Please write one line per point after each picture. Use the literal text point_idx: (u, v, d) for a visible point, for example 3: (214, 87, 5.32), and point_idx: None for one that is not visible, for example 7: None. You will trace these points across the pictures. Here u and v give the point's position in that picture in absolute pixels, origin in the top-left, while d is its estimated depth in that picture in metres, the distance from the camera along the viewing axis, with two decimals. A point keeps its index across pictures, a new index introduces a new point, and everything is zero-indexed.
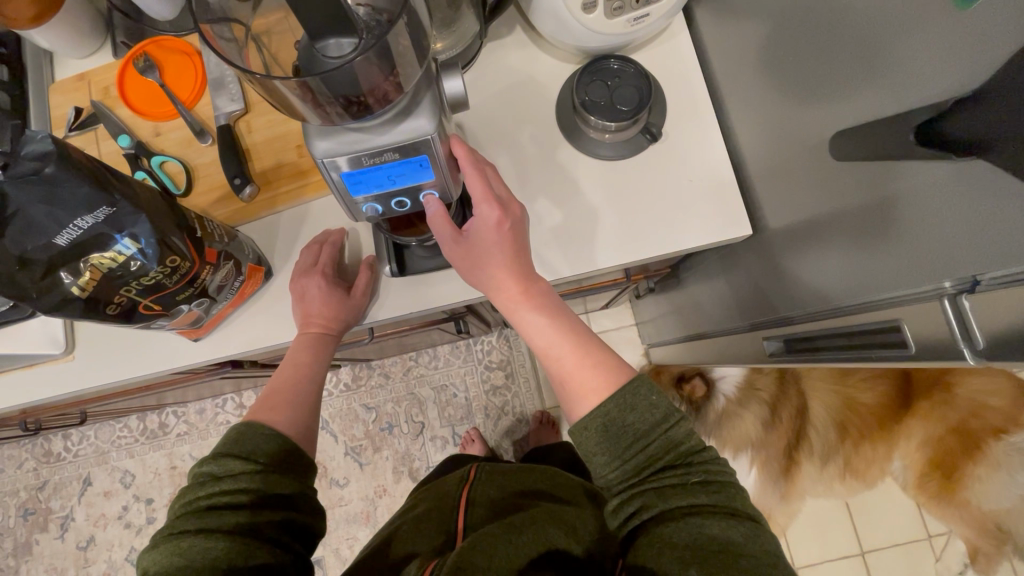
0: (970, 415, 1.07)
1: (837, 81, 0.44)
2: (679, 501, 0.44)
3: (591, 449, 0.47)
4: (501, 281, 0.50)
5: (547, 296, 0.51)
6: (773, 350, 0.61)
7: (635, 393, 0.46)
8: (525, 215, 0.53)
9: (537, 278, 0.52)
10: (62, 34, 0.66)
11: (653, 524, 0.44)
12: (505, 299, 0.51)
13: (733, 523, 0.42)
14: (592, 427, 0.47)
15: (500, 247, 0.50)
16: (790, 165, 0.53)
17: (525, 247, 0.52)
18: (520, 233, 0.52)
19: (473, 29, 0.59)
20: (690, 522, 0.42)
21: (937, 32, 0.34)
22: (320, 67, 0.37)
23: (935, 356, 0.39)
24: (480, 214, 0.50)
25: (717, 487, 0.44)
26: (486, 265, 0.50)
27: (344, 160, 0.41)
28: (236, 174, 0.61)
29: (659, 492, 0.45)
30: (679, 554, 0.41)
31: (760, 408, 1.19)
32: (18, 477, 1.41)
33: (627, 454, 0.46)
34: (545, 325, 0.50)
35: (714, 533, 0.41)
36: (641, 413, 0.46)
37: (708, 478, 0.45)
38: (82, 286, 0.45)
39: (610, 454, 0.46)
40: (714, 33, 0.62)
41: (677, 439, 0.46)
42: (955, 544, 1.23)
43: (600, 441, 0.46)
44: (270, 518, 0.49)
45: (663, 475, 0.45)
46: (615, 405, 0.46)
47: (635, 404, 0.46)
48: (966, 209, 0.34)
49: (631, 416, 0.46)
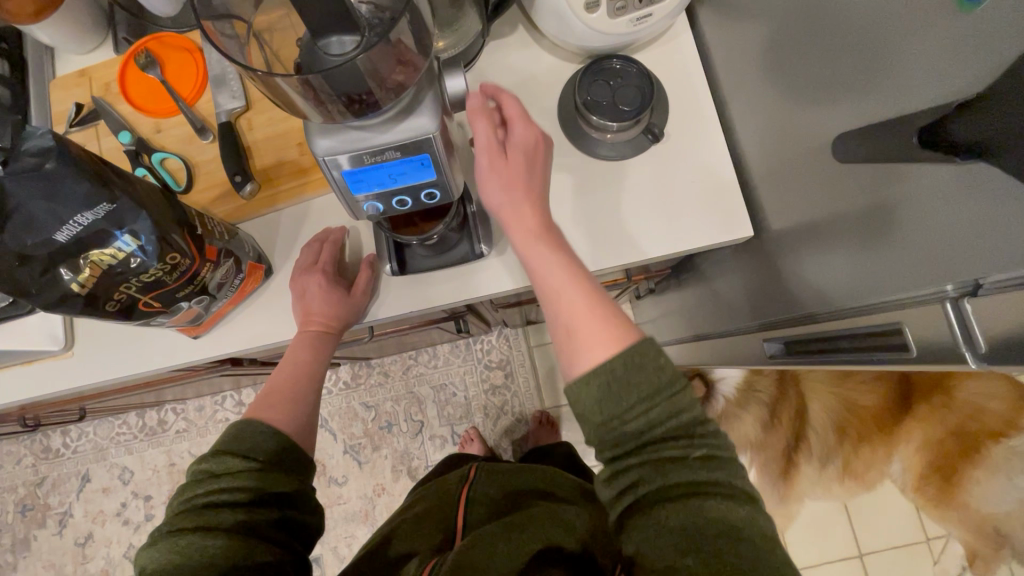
0: (969, 419, 1.05)
1: (840, 83, 0.43)
2: (679, 477, 0.42)
3: (587, 406, 0.44)
4: (516, 224, 0.50)
5: (557, 245, 0.50)
6: (773, 352, 0.61)
7: (640, 353, 0.44)
8: (544, 167, 0.53)
9: (551, 225, 0.51)
10: (63, 30, 0.66)
11: (651, 502, 0.43)
12: (524, 219, 0.50)
13: (734, 505, 0.42)
14: (592, 381, 0.44)
15: (515, 191, 0.50)
16: (792, 166, 0.52)
17: (540, 198, 0.51)
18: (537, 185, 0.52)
19: (476, 27, 0.59)
20: (688, 505, 0.41)
21: (941, 35, 0.34)
22: (322, 64, 0.37)
23: (936, 359, 0.39)
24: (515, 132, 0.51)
25: (718, 464, 0.43)
26: (514, 178, 0.50)
27: (345, 158, 0.41)
28: (236, 171, 0.61)
29: (658, 466, 0.43)
30: (676, 538, 0.40)
31: (760, 409, 1.21)
32: (17, 473, 1.41)
33: (627, 416, 0.43)
34: (552, 272, 0.49)
35: (713, 516, 0.41)
36: (646, 373, 0.44)
37: (709, 453, 0.43)
38: (81, 282, 0.45)
39: (608, 412, 0.44)
40: (717, 33, 0.62)
41: (680, 407, 0.44)
42: (954, 547, 1.23)
43: (598, 397, 0.44)
44: (268, 516, 0.49)
45: (664, 448, 0.43)
46: (622, 363, 0.44)
47: (642, 364, 0.44)
48: (968, 214, 0.34)
49: (635, 375, 0.43)
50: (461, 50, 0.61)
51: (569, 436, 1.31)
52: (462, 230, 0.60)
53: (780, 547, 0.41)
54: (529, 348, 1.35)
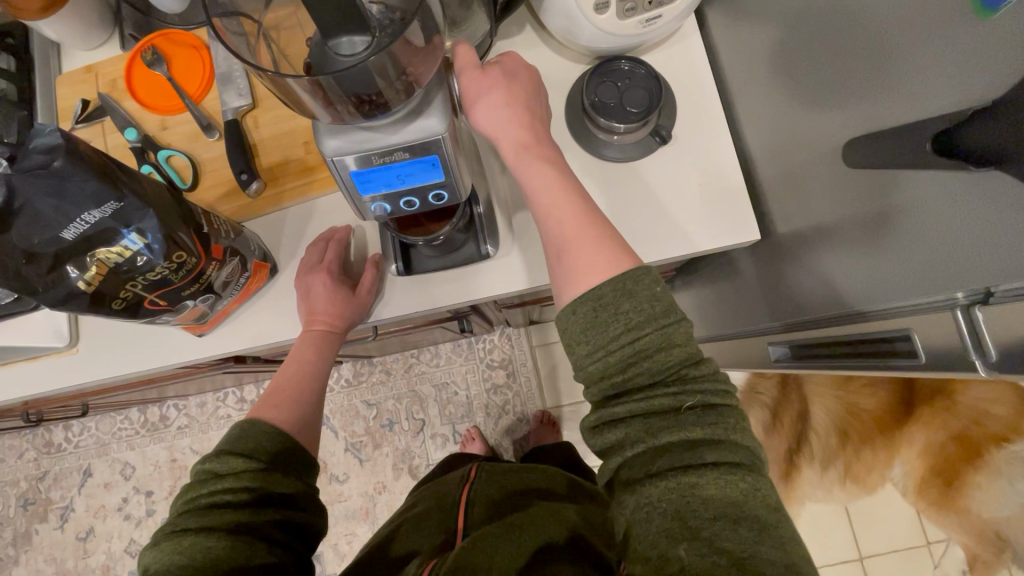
0: (972, 423, 1.03)
1: (851, 86, 0.43)
2: (671, 436, 0.42)
3: (576, 339, 0.45)
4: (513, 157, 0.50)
5: (552, 168, 0.51)
6: (779, 354, 0.62)
7: (632, 279, 0.44)
8: (528, 82, 0.53)
9: (551, 159, 0.52)
10: (71, 26, 0.66)
11: (642, 462, 0.42)
12: (513, 150, 0.51)
13: (733, 477, 0.40)
14: (581, 311, 0.45)
15: (502, 106, 0.50)
16: (800, 169, 0.52)
17: (540, 128, 0.52)
18: (536, 122, 0.52)
19: (484, 27, 0.59)
20: (682, 482, 0.40)
21: (955, 41, 0.34)
22: (332, 65, 0.37)
23: (946, 366, 0.39)
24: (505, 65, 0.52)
25: (715, 419, 0.42)
26: (503, 108, 0.50)
27: (354, 159, 0.41)
28: (242, 170, 0.61)
29: (648, 426, 0.43)
30: (670, 521, 0.40)
31: (761, 412, 1.23)
32: (18, 467, 1.41)
33: (614, 348, 0.43)
34: (549, 196, 0.50)
35: (710, 494, 0.40)
36: (638, 303, 0.44)
37: (704, 404, 0.42)
38: (88, 280, 0.45)
39: (596, 345, 0.44)
40: (726, 35, 0.62)
41: (673, 344, 0.43)
42: (954, 550, 1.21)
43: (587, 329, 0.44)
44: (270, 517, 0.49)
45: (654, 396, 0.43)
46: (613, 290, 0.44)
47: (632, 292, 0.44)
48: (981, 222, 0.34)
49: (625, 303, 0.44)
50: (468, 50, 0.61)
51: (570, 436, 1.31)
52: (469, 230, 0.59)
53: (784, 519, 0.40)
54: (531, 348, 1.35)
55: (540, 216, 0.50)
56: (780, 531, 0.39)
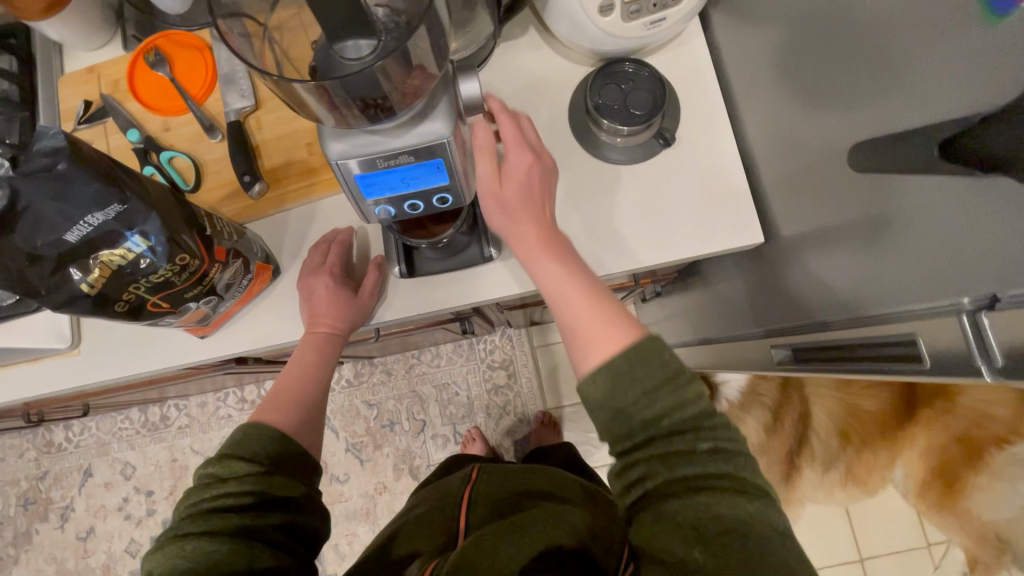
0: (974, 424, 1.04)
1: (857, 90, 0.43)
2: (685, 466, 0.42)
3: (595, 403, 0.45)
4: (519, 231, 0.51)
5: (561, 252, 0.50)
6: (781, 357, 0.61)
7: (645, 350, 0.44)
8: (544, 170, 0.53)
9: (558, 235, 0.52)
10: (73, 27, 0.66)
11: (661, 496, 0.43)
12: (523, 238, 0.51)
13: (747, 506, 0.41)
14: (599, 378, 0.45)
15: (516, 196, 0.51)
16: (805, 173, 0.52)
17: (550, 194, 0.53)
18: (546, 188, 0.53)
19: (488, 29, 0.59)
20: (695, 500, 0.41)
21: (963, 45, 0.34)
22: (338, 69, 0.37)
23: (950, 372, 0.39)
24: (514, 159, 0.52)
25: (729, 458, 0.43)
26: (516, 202, 0.51)
27: (358, 162, 0.40)
28: (245, 171, 0.61)
29: (665, 460, 0.43)
30: (683, 534, 0.40)
31: (762, 413, 1.21)
32: (19, 467, 1.41)
33: (633, 411, 0.43)
34: (561, 280, 0.49)
35: (721, 512, 0.40)
36: (653, 368, 0.44)
37: (719, 447, 0.43)
38: (92, 282, 0.44)
39: (616, 408, 0.44)
40: (730, 37, 0.62)
41: (688, 399, 0.44)
42: (954, 553, 1.22)
43: (606, 394, 0.44)
44: (274, 520, 0.49)
45: (672, 439, 0.43)
46: (627, 359, 0.44)
47: (646, 361, 0.44)
48: (988, 227, 0.34)
49: (640, 369, 0.44)
50: (472, 52, 0.61)
51: (571, 437, 1.31)
52: (472, 232, 0.59)
53: (791, 540, 0.41)
54: (532, 348, 1.35)
55: (552, 299, 0.49)
56: (789, 551, 0.40)
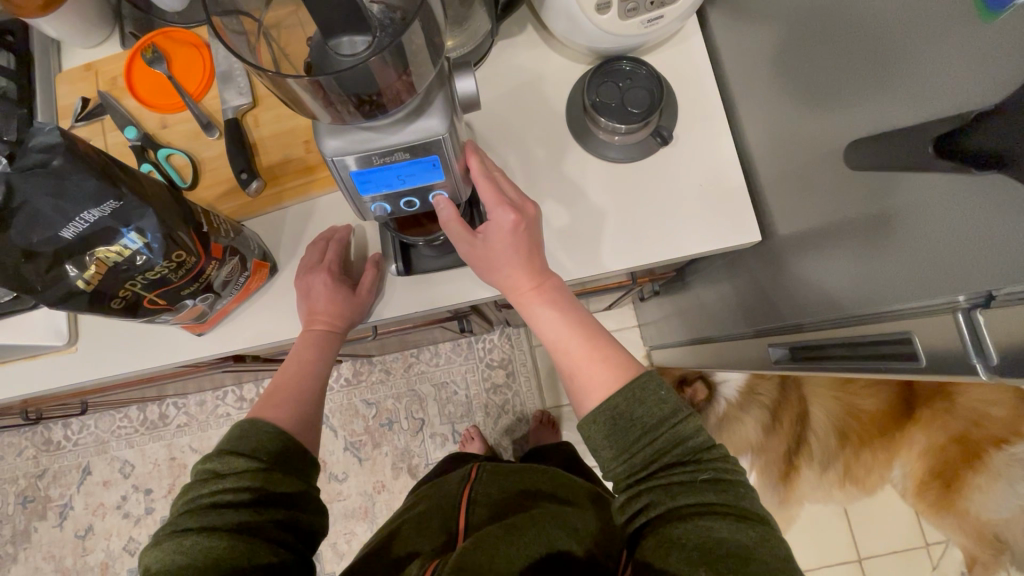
0: (973, 424, 1.00)
1: (853, 87, 0.43)
2: (688, 498, 0.44)
3: (598, 444, 0.48)
4: (513, 282, 0.52)
5: (557, 303, 0.52)
6: (778, 357, 0.61)
7: (640, 388, 0.47)
8: (528, 224, 0.52)
9: (549, 273, 0.53)
10: (70, 24, 0.66)
11: (664, 522, 0.44)
12: (516, 291, 0.52)
13: (745, 528, 0.41)
14: (600, 420, 0.47)
15: (506, 261, 0.51)
16: (802, 171, 0.52)
17: (538, 248, 0.53)
18: (534, 238, 0.52)
19: (485, 26, 0.59)
20: (699, 525, 0.42)
21: (959, 43, 0.33)
22: (333, 65, 0.37)
23: (945, 369, 0.39)
24: (495, 218, 0.50)
25: (726, 486, 0.44)
26: (503, 264, 0.51)
27: (354, 160, 0.41)
28: (242, 168, 0.61)
29: (666, 490, 0.45)
30: (690, 553, 0.40)
31: (761, 412, 1.22)
32: (18, 465, 1.41)
33: (636, 450, 0.46)
34: (558, 334, 0.52)
35: (723, 537, 0.41)
36: (649, 407, 0.47)
37: (717, 477, 0.45)
38: (87, 279, 0.44)
39: (619, 448, 0.47)
40: (728, 35, 0.62)
41: (685, 436, 0.46)
42: (952, 552, 1.24)
43: (608, 434, 0.47)
44: (272, 516, 0.49)
45: (672, 473, 0.45)
46: (625, 398, 0.47)
47: (642, 399, 0.47)
48: (988, 224, 0.34)
49: (638, 408, 0.47)
50: (469, 50, 0.60)
51: (570, 436, 1.31)
52: None
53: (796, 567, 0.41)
54: (531, 347, 1.35)
55: (551, 346, 0.52)
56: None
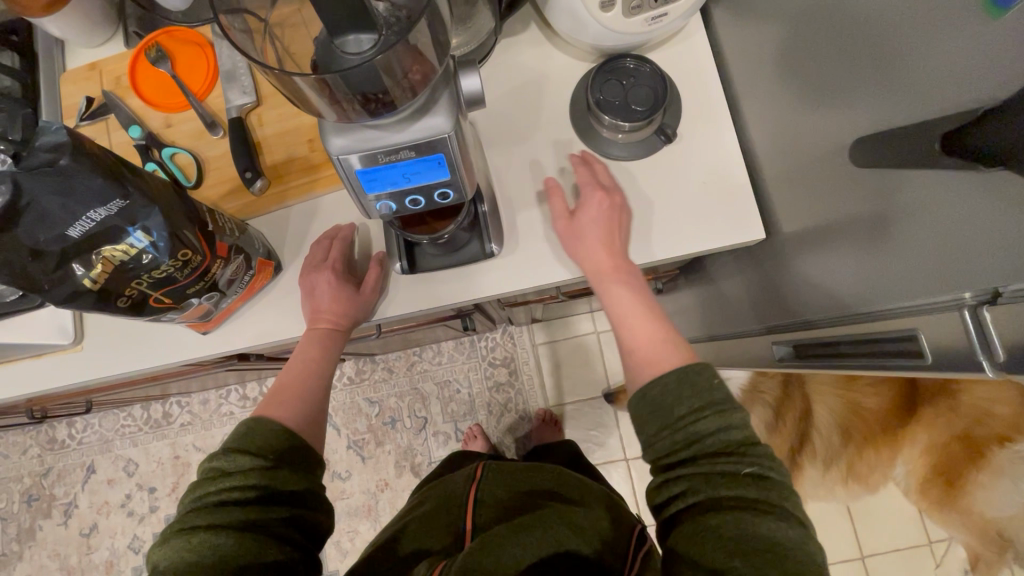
0: (975, 423, 0.97)
1: (859, 84, 0.43)
2: (728, 488, 0.44)
3: (643, 418, 0.49)
4: (594, 263, 0.56)
5: (629, 286, 0.56)
6: (782, 355, 0.62)
7: (693, 371, 0.48)
8: (620, 209, 0.58)
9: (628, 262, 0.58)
10: (74, 23, 0.66)
11: (701, 510, 0.44)
12: (596, 270, 0.56)
13: (781, 526, 0.42)
14: (650, 394, 0.49)
15: (592, 239, 0.56)
16: (806, 168, 0.52)
17: (623, 234, 0.58)
18: (619, 232, 0.57)
19: (489, 24, 0.59)
20: (739, 519, 0.42)
21: (966, 39, 0.33)
22: (339, 63, 0.37)
23: (954, 367, 0.39)
24: (587, 200, 0.58)
25: (768, 484, 0.44)
26: (589, 242, 0.56)
27: (360, 158, 0.41)
28: (247, 168, 0.61)
29: (708, 478, 0.45)
30: (724, 543, 0.41)
31: (765, 410, 1.24)
32: (22, 463, 1.41)
33: (679, 430, 0.47)
34: (624, 311, 0.55)
35: (764, 533, 0.41)
36: (701, 390, 0.47)
37: (759, 472, 0.44)
38: (93, 278, 0.45)
39: (663, 424, 0.48)
40: (731, 32, 0.62)
41: (733, 425, 0.46)
42: (956, 550, 1.23)
43: (654, 411, 0.48)
44: (278, 514, 0.49)
45: (716, 461, 0.45)
46: (677, 377, 0.48)
47: (695, 381, 0.48)
48: (995, 223, 0.34)
49: (689, 390, 0.48)
50: (473, 48, 0.61)
51: (573, 434, 1.31)
52: (473, 229, 0.60)
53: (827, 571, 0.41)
54: (534, 345, 1.35)
55: (615, 324, 0.56)
56: None
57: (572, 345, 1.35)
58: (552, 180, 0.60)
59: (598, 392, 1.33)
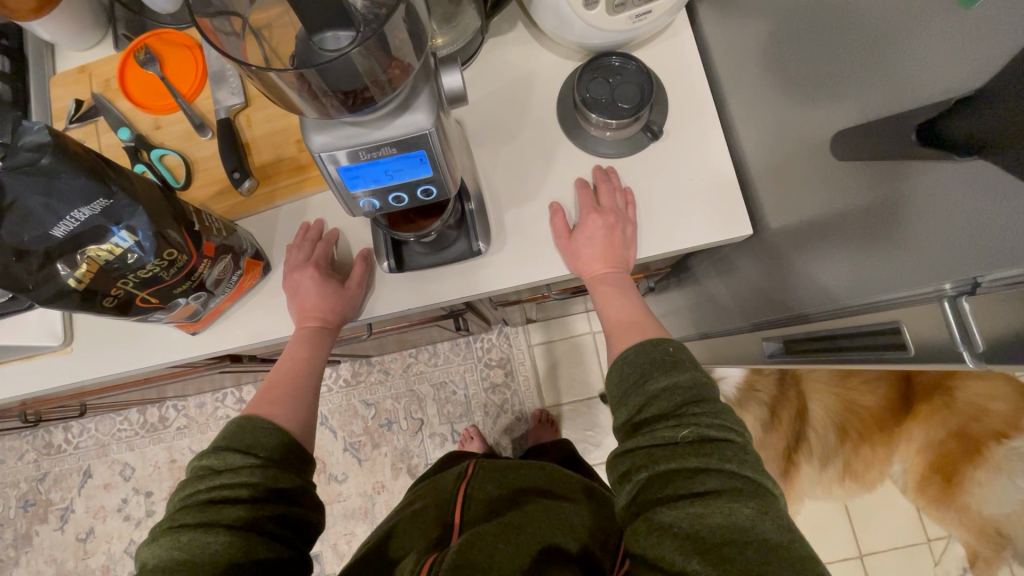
0: (973, 420, 1.04)
1: (840, 77, 0.43)
2: (670, 463, 0.44)
3: (612, 393, 0.52)
4: (589, 268, 0.58)
5: (617, 287, 0.59)
6: (773, 350, 0.62)
7: (648, 344, 0.51)
8: (620, 223, 0.59)
9: (623, 267, 0.59)
10: (64, 27, 0.66)
11: (652, 490, 0.44)
12: (591, 274, 0.59)
13: (737, 503, 0.41)
14: (614, 370, 0.52)
15: (590, 251, 0.58)
16: (790, 163, 0.52)
17: (621, 247, 0.59)
18: (621, 236, 0.59)
19: (474, 24, 0.60)
20: (690, 512, 0.41)
21: (938, 33, 0.34)
22: (317, 59, 0.38)
23: (936, 359, 0.39)
24: (587, 223, 0.58)
25: (710, 449, 0.44)
26: (586, 256, 0.58)
27: (340, 155, 0.41)
28: (235, 168, 0.61)
29: (650, 452, 0.46)
30: (681, 542, 0.40)
31: (760, 409, 1.23)
32: (19, 469, 1.41)
33: (630, 399, 0.49)
34: (608, 304, 0.59)
35: (716, 522, 0.40)
36: (652, 355, 0.50)
37: (702, 435, 0.44)
38: (78, 278, 0.44)
39: (620, 395, 0.51)
40: (716, 30, 0.62)
41: (679, 386, 0.47)
42: (955, 548, 1.22)
43: (617, 383, 0.51)
44: (270, 512, 0.49)
45: (656, 428, 0.46)
46: (636, 347, 0.52)
47: (649, 350, 0.51)
48: (973, 212, 0.34)
49: (641, 357, 0.51)
50: (459, 47, 0.61)
51: (569, 435, 1.30)
52: (461, 227, 0.60)
53: (801, 540, 0.40)
54: (530, 346, 1.35)
55: (600, 309, 0.59)
56: (796, 555, 0.39)
57: (567, 345, 1.35)
58: (553, 202, 0.62)
59: (594, 392, 1.33)
